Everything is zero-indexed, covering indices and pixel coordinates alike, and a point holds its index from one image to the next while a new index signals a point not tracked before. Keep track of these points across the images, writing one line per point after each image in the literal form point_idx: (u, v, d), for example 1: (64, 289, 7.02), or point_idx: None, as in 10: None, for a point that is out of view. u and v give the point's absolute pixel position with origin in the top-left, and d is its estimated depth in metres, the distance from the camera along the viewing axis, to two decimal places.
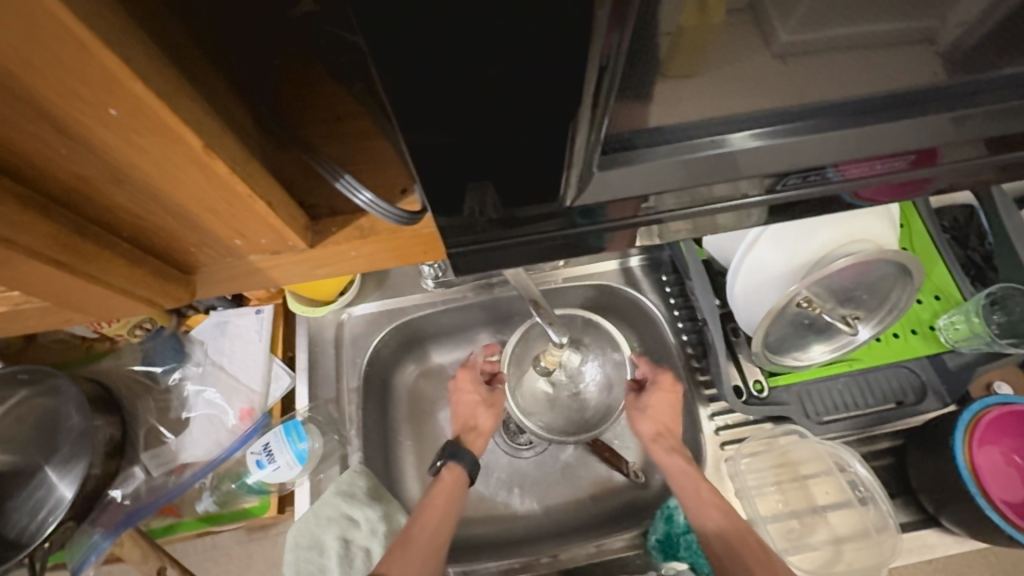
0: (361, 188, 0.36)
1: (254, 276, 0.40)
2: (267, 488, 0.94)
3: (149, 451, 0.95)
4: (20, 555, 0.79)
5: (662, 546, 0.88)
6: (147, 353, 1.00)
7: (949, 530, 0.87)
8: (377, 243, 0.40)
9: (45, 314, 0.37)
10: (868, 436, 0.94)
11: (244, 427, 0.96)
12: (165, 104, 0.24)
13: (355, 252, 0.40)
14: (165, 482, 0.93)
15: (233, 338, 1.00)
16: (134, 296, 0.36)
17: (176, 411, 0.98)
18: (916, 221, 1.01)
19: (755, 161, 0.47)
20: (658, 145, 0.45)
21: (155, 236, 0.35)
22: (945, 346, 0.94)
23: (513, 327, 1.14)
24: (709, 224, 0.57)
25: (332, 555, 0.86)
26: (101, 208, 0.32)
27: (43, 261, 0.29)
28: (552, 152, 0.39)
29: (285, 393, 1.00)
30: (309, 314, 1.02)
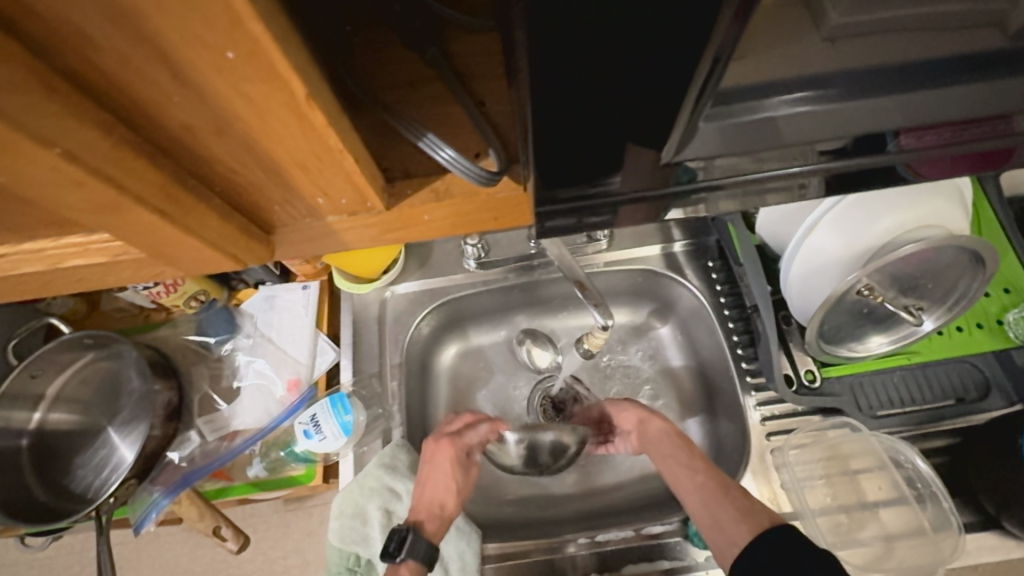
0: (444, 144, 0.36)
1: (328, 236, 0.41)
2: (313, 457, 0.95)
3: (204, 416, 0.98)
4: (89, 508, 0.83)
5: (704, 533, 0.85)
6: (201, 324, 1.04)
7: (1010, 533, 0.83)
8: (450, 208, 0.40)
9: (137, 267, 0.39)
10: (925, 433, 0.90)
11: (292, 398, 0.98)
12: (279, 50, 0.25)
13: (428, 216, 0.40)
14: (218, 447, 0.95)
15: (282, 311, 1.03)
16: (221, 250, 0.37)
17: (227, 379, 1.01)
18: (985, 209, 0.95)
19: (824, 119, 0.45)
20: (711, 108, 0.42)
21: (241, 193, 0.36)
22: (1012, 343, 0.89)
23: (551, 312, 1.14)
24: (757, 198, 0.52)
25: (376, 524, 0.88)
26: (201, 161, 0.33)
27: (149, 210, 0.31)
28: (633, 117, 0.38)
29: (329, 367, 1.03)
30: (354, 290, 1.05)
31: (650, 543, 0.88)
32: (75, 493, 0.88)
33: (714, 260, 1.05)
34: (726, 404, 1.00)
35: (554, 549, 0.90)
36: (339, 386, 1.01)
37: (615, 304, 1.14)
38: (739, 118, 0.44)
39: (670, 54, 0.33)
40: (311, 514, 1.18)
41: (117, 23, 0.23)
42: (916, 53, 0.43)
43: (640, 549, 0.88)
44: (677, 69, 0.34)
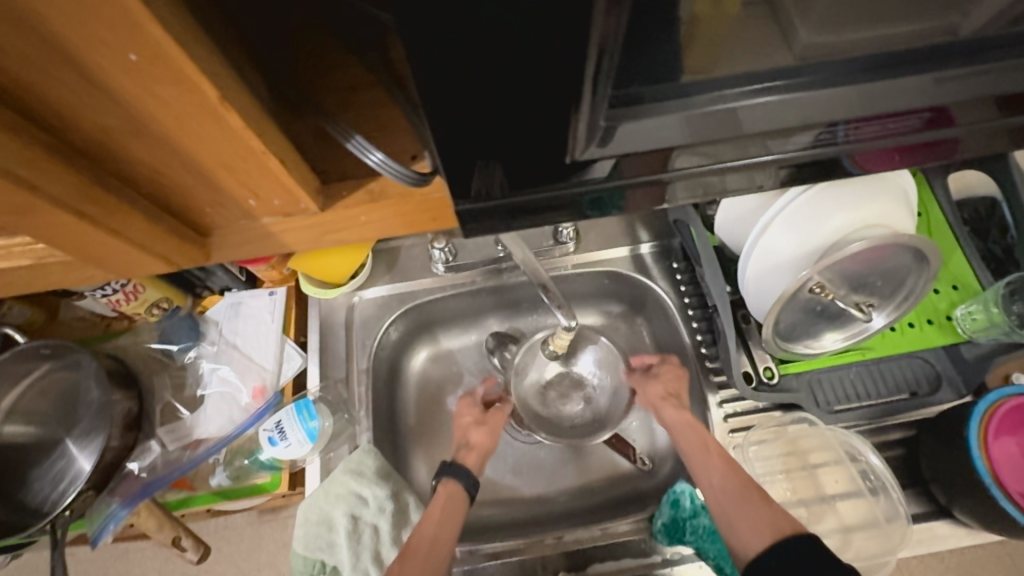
0: (373, 148, 0.37)
1: (266, 238, 0.41)
2: (278, 464, 0.95)
3: (165, 426, 0.96)
4: (42, 522, 0.81)
5: (669, 530, 0.87)
6: (163, 332, 1.02)
7: (961, 521, 0.86)
8: (387, 208, 0.41)
9: (68, 269, 0.39)
10: (880, 427, 0.93)
11: (257, 405, 0.97)
12: (180, 49, 0.26)
13: (364, 218, 0.42)
14: (180, 456, 0.94)
15: (246, 318, 1.02)
16: (152, 252, 0.37)
17: (191, 387, 1.00)
18: (933, 209, 0.99)
19: (754, 119, 0.47)
20: (671, 101, 0.44)
21: (172, 195, 0.37)
22: (961, 337, 0.93)
23: (521, 314, 1.15)
24: (718, 185, 0.54)
25: (342, 531, 0.88)
26: (124, 163, 0.33)
27: (67, 211, 0.31)
28: (553, 110, 0.40)
29: (296, 373, 1.02)
30: (320, 295, 1.03)
31: (618, 540, 0.89)
32: (28, 507, 0.85)
33: (678, 261, 1.07)
34: (691, 402, 1.02)
35: (525, 549, 0.90)
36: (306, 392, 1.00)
37: (585, 305, 1.15)
38: (706, 110, 0.45)
39: (571, 55, 0.35)
40: (283, 526, 1.16)
41: (19, 29, 0.24)
42: (845, 51, 0.44)
43: (608, 547, 0.89)
44: (567, 70, 0.36)
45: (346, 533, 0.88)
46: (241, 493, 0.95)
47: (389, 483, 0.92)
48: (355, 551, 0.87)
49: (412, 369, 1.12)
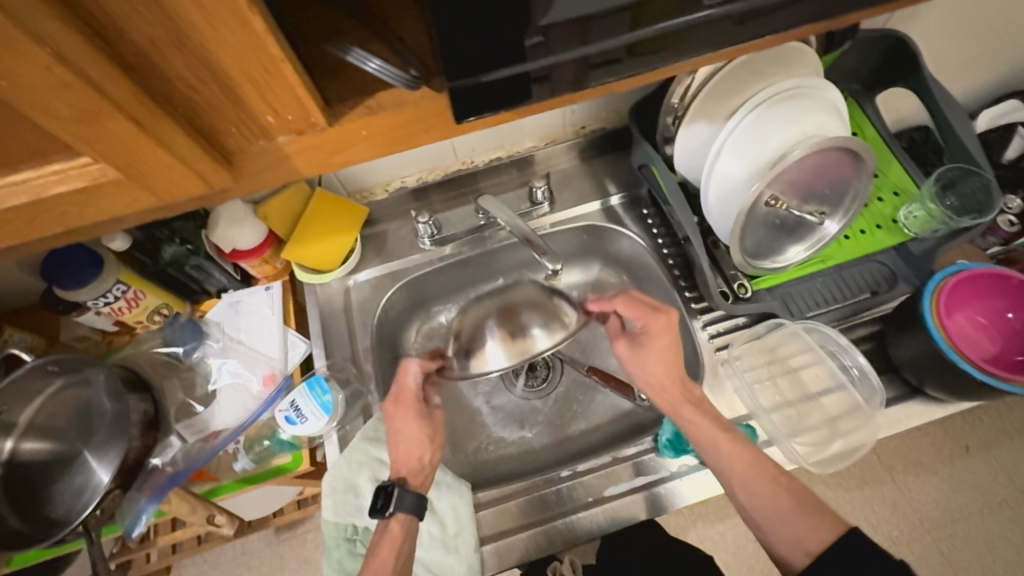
0: (371, 57, 0.45)
1: (283, 159, 0.50)
2: (297, 442, 1.01)
3: (182, 421, 0.99)
4: (74, 524, 0.82)
5: (673, 444, 0.93)
6: (167, 337, 1.04)
7: (933, 397, 0.94)
8: (384, 119, 0.50)
9: (117, 195, 0.45)
10: (849, 325, 1.01)
11: (268, 391, 1.01)
12: None
13: (366, 133, 0.51)
14: (201, 448, 0.98)
15: (246, 314, 1.06)
16: (190, 166, 0.44)
17: (201, 385, 1.02)
18: (868, 128, 1.10)
19: None
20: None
21: (203, 113, 0.44)
22: (908, 236, 1.02)
23: (510, 281, 1.21)
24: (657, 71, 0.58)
25: (368, 494, 0.93)
26: (164, 80, 0.40)
27: (129, 118, 0.38)
28: (516, 11, 0.43)
29: (302, 359, 1.06)
30: (316, 281, 1.08)
31: (626, 463, 0.95)
32: (55, 518, 0.85)
33: (647, 208, 1.14)
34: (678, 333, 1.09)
35: (542, 485, 0.94)
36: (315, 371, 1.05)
37: (567, 264, 1.22)
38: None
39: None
40: None
41: None
42: None
43: (618, 471, 0.94)
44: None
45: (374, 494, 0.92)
46: (265, 475, 1.02)
47: None
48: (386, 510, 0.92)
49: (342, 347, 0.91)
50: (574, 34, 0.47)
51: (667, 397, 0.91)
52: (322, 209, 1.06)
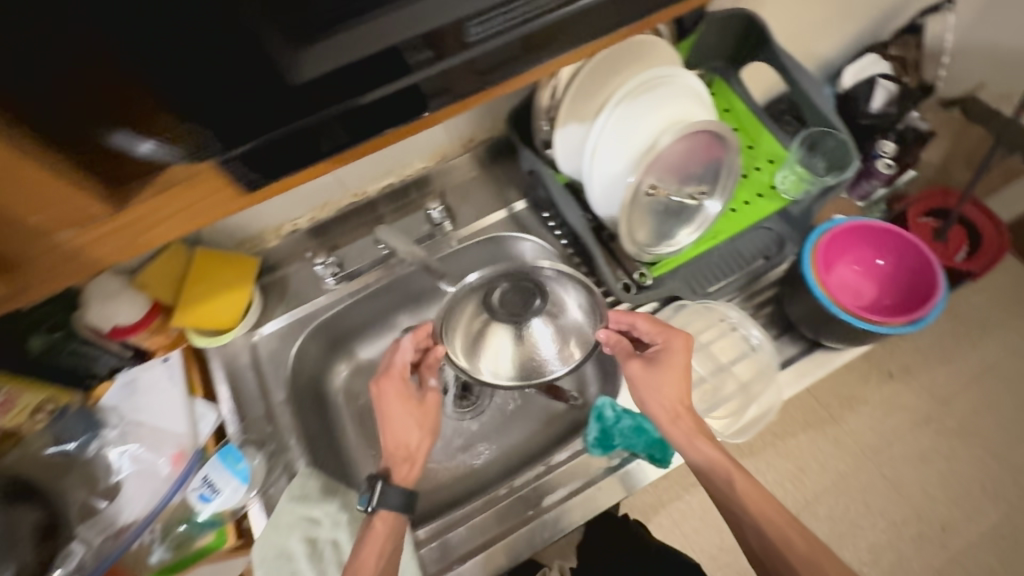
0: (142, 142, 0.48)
1: (75, 255, 0.51)
2: (221, 517, 0.92)
3: (85, 523, 0.88)
4: None
5: (600, 441, 0.94)
6: (54, 433, 0.92)
7: (830, 346, 1.00)
8: (176, 196, 0.54)
9: None
10: (749, 292, 1.07)
11: (179, 470, 0.92)
12: None
13: (163, 211, 0.54)
14: (109, 546, 0.86)
15: (146, 391, 0.97)
16: None
17: (104, 479, 0.92)
18: (739, 104, 1.14)
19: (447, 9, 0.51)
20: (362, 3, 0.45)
21: None
22: (787, 199, 1.06)
23: (427, 304, 1.20)
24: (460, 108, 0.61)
25: (302, 557, 0.87)
26: None
27: None
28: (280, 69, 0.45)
29: (214, 428, 0.98)
30: (213, 344, 1.02)
31: (562, 469, 0.95)
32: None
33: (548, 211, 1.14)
34: None
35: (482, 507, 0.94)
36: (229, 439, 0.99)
37: None
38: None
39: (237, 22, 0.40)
40: None
41: None
42: None
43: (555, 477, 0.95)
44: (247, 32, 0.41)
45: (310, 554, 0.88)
46: (188, 563, 0.89)
47: (336, 496, 0.94)
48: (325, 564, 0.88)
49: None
50: (366, 68, 0.49)
51: (683, 427, 0.88)
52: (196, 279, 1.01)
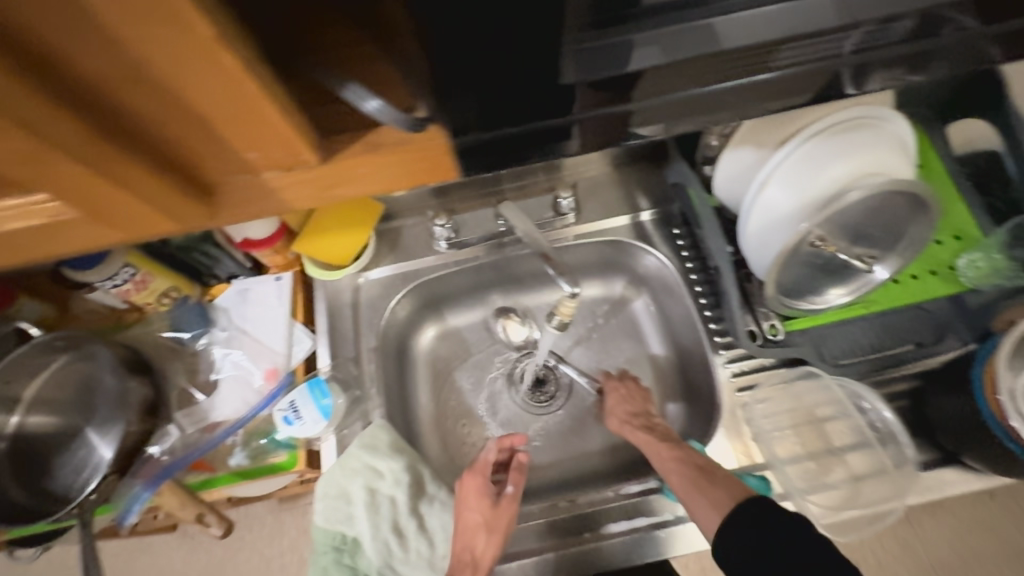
0: (369, 95, 0.28)
1: (271, 204, 0.31)
2: (293, 442, 0.60)
3: (182, 411, 0.61)
4: (68, 503, 0.52)
5: None
6: (175, 320, 0.64)
7: None
8: (400, 155, 0.31)
9: (80, 233, 0.29)
10: None
11: (268, 389, 0.62)
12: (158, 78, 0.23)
13: (364, 167, 0.31)
14: (197, 440, 0.60)
15: (253, 309, 0.64)
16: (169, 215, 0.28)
17: (206, 373, 0.63)
18: None
19: (890, 158, 0.49)
20: (794, 143, 0.48)
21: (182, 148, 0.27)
22: None
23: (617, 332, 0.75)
24: (829, 288, 0.55)
25: (364, 510, 0.55)
26: (138, 118, 0.25)
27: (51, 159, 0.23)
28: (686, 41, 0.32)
29: (309, 358, 0.65)
30: (326, 276, 0.65)
31: None
32: (48, 489, 0.56)
33: None
34: None
35: None
36: (318, 371, 0.64)
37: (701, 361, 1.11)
38: (846, 131, 0.48)
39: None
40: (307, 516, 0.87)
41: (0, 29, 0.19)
42: None
43: None
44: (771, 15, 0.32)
45: (367, 505, 0.55)
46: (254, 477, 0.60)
47: None
48: (380, 523, 0.55)
49: (420, 356, 0.72)
50: (807, 177, 0.48)
51: None
52: (230, 100, 0.24)
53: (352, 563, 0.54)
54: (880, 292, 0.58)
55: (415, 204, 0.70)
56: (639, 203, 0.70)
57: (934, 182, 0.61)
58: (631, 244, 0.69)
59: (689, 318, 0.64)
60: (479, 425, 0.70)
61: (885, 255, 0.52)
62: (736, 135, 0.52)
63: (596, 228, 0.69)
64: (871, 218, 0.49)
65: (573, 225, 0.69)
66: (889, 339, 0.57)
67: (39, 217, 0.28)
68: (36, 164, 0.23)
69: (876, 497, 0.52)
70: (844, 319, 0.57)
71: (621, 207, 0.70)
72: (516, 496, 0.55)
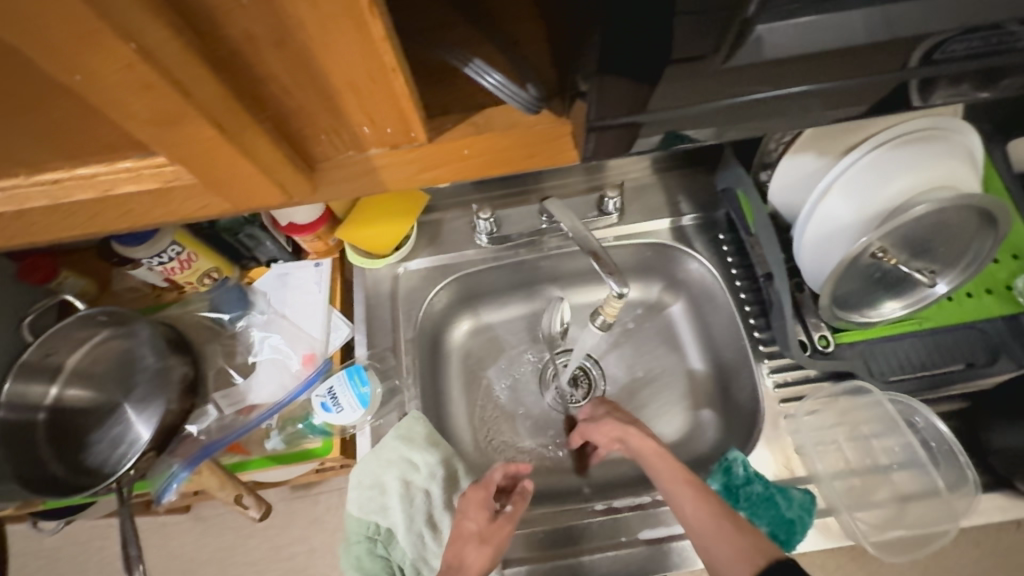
0: (491, 67, 0.29)
1: (370, 180, 0.30)
2: (329, 429, 0.60)
3: (220, 391, 0.62)
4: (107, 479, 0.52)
5: None
6: (214, 301, 0.65)
7: None
8: (497, 143, 0.30)
9: (182, 197, 0.28)
10: None
11: (305, 374, 0.62)
12: (297, 46, 0.22)
13: (466, 152, 0.30)
14: (233, 421, 0.60)
15: (291, 293, 0.64)
16: (274, 184, 0.28)
17: (244, 355, 0.63)
18: None
19: (960, 172, 0.47)
20: (864, 150, 0.47)
21: (299, 118, 0.26)
22: None
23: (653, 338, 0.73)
24: (884, 300, 0.53)
25: (397, 501, 0.54)
26: (265, 85, 0.24)
27: (179, 126, 0.22)
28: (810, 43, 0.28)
29: (345, 345, 0.65)
30: (365, 265, 0.66)
31: None
32: (83, 464, 0.56)
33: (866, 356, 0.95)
34: None
35: None
36: (354, 358, 0.64)
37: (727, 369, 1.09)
38: (917, 139, 0.47)
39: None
40: (320, 504, 0.83)
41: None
42: None
43: None
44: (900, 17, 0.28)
45: (401, 498, 0.55)
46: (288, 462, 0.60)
47: None
48: (415, 515, 0.54)
49: (453, 350, 0.72)
50: (876, 186, 0.47)
51: None
52: (369, 72, 0.23)
53: (385, 554, 0.54)
54: (932, 310, 0.57)
55: (455, 196, 0.70)
56: (682, 207, 0.69)
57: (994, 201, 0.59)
58: (672, 247, 0.68)
59: (731, 324, 0.63)
60: (510, 421, 0.70)
61: (946, 270, 0.51)
62: (801, 139, 0.51)
63: (638, 229, 0.69)
64: (938, 231, 0.48)
65: (615, 225, 0.68)
66: (940, 358, 0.56)
67: (154, 180, 0.27)
68: (171, 127, 0.22)
69: (923, 518, 0.51)
70: (894, 334, 0.56)
71: (663, 209, 0.69)
72: (514, 516, 0.50)
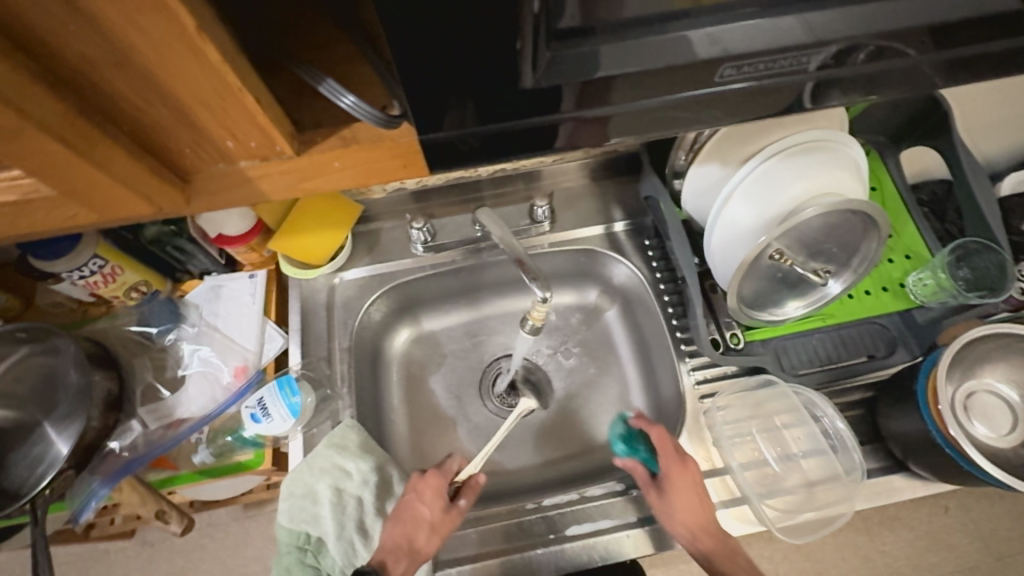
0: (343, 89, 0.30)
1: (246, 190, 0.32)
2: (262, 441, 0.61)
3: (147, 406, 0.61)
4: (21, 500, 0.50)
5: None
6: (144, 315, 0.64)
7: None
8: (367, 155, 0.33)
9: (47, 210, 0.29)
10: None
11: (236, 386, 0.62)
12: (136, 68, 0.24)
13: (339, 163, 0.33)
14: (161, 436, 0.60)
15: (224, 306, 0.64)
16: (139, 194, 0.29)
17: (174, 369, 0.63)
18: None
19: (840, 177, 0.52)
20: (754, 160, 0.51)
21: (157, 132, 0.28)
22: None
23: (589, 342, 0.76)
24: (788, 299, 0.57)
25: (329, 510, 0.55)
26: (112, 101, 0.25)
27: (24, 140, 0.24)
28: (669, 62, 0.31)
29: (279, 356, 0.65)
30: (299, 275, 0.66)
31: None
32: None
33: None
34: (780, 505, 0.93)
35: None
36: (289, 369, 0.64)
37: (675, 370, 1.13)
38: (799, 150, 0.51)
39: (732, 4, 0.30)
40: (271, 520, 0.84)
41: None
42: None
43: None
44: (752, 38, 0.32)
45: (333, 506, 0.55)
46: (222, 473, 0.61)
47: None
48: (345, 523, 0.55)
49: (394, 358, 0.72)
50: (764, 192, 0.51)
51: None
52: (210, 88, 0.25)
53: (316, 563, 0.54)
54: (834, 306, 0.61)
55: (393, 206, 0.71)
56: (614, 214, 0.72)
57: (887, 204, 0.64)
58: (601, 254, 0.71)
59: (657, 326, 0.66)
60: (451, 427, 0.70)
61: (838, 269, 0.55)
62: (705, 150, 0.54)
63: (569, 237, 0.71)
64: (825, 233, 0.52)
65: (547, 234, 0.71)
66: (843, 351, 0.60)
67: (10, 193, 0.28)
68: (14, 141, 0.23)
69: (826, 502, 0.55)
70: (801, 330, 0.60)
71: (595, 217, 0.72)
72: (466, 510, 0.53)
